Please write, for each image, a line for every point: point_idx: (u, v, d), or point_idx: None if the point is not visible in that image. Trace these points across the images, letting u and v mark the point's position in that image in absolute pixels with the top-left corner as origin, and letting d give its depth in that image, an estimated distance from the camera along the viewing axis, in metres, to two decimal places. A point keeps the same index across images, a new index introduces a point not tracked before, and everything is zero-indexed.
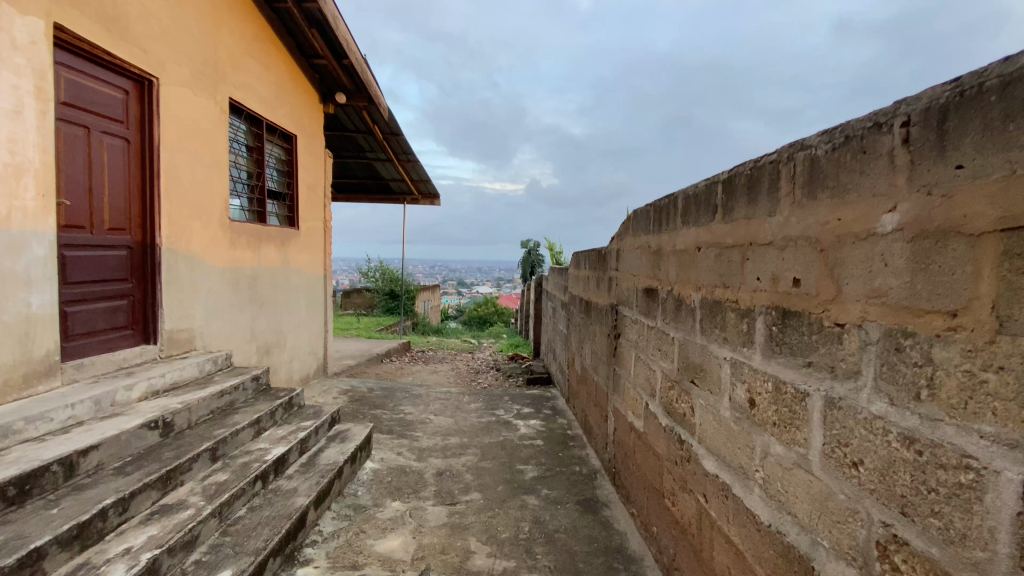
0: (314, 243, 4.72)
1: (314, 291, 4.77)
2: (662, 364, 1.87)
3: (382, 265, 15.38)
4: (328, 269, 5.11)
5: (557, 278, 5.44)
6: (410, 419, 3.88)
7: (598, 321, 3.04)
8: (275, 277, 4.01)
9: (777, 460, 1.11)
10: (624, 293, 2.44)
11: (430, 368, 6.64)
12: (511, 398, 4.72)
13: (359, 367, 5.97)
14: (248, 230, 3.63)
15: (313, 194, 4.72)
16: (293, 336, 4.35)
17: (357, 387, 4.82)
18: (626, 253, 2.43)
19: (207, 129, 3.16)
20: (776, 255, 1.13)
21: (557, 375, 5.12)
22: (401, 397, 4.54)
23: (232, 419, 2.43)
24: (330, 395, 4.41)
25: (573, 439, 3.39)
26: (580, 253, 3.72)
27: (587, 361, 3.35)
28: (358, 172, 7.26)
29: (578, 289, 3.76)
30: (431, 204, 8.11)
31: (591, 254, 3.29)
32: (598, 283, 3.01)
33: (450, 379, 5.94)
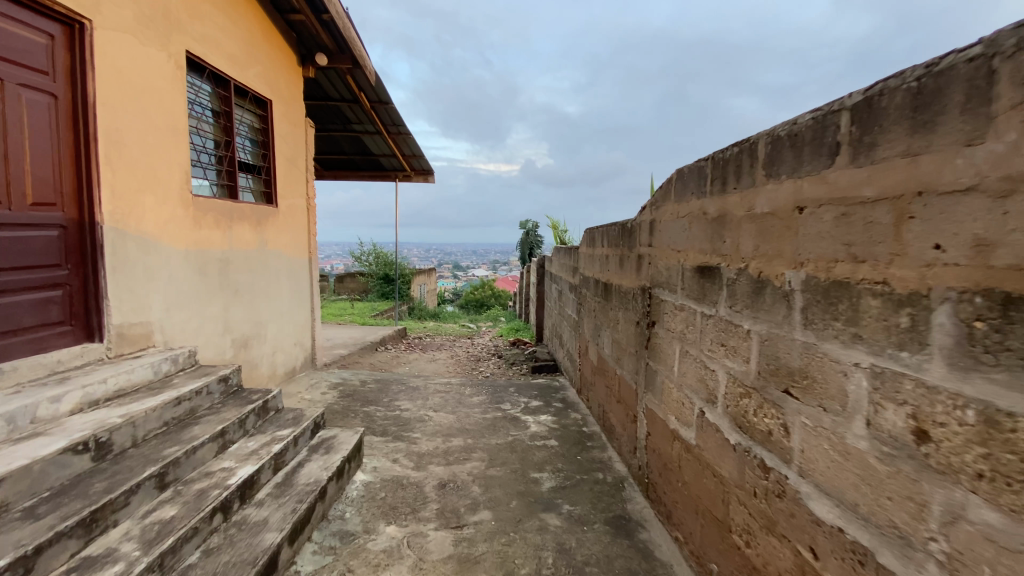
0: (296, 222, 4.26)
1: (298, 276, 4.32)
2: (728, 363, 1.45)
3: (374, 248, 14.83)
4: (313, 251, 4.64)
5: (564, 258, 4.97)
6: (407, 416, 3.46)
7: (622, 306, 2.60)
8: (251, 261, 3.56)
9: (989, 535, 0.73)
10: (661, 273, 2.00)
11: (428, 356, 6.20)
12: (517, 389, 4.30)
13: (351, 356, 5.53)
14: (217, 207, 3.17)
15: (294, 167, 4.24)
16: (275, 327, 3.91)
17: (347, 380, 4.39)
18: (664, 223, 1.98)
19: (158, 86, 2.67)
20: (988, 211, 0.72)
21: (566, 362, 4.70)
22: (397, 391, 4.11)
23: (189, 434, 2.01)
24: (318, 390, 3.98)
25: (591, 438, 2.98)
26: (596, 228, 3.26)
27: (608, 351, 2.92)
28: (344, 146, 6.73)
29: (594, 269, 3.31)
30: (424, 181, 7.60)
31: (612, 229, 2.83)
32: (623, 261, 2.57)
33: (450, 368, 5.51)
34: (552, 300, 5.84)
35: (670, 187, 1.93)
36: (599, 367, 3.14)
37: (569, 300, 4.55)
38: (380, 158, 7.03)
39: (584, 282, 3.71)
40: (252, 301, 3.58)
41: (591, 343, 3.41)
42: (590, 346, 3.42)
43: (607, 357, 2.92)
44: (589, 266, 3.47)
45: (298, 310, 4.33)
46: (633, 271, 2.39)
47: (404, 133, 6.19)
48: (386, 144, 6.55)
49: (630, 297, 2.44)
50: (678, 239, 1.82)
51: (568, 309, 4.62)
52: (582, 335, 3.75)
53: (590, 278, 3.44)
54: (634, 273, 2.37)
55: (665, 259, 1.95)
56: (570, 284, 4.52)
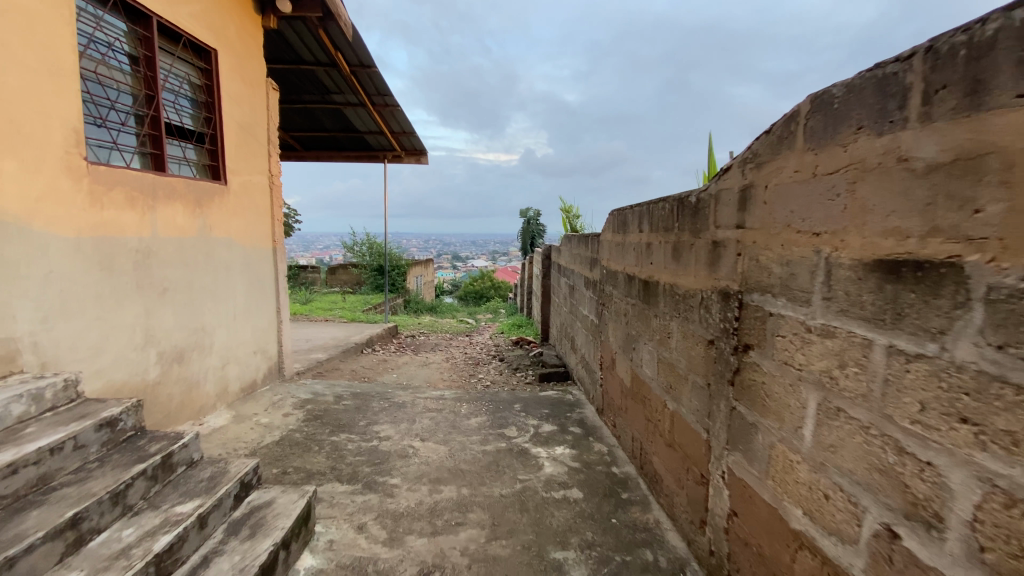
0: (254, 204, 3.48)
1: (257, 270, 3.53)
2: (993, 462, 0.73)
3: (367, 238, 14.01)
4: (279, 241, 3.85)
5: (577, 246, 4.20)
6: (386, 449, 2.70)
7: (674, 314, 1.85)
8: (187, 252, 2.78)
9: None
10: (767, 269, 1.25)
11: (420, 359, 5.44)
12: (522, 405, 3.54)
13: (329, 361, 4.76)
14: (131, 180, 2.40)
15: (250, 138, 3.47)
16: (223, 334, 3.13)
17: (319, 395, 3.63)
18: (774, 189, 1.23)
19: (30, 7, 1.92)
20: None
21: (579, 371, 3.94)
22: (378, 410, 3.36)
23: (18, 528, 1.26)
24: (279, 412, 3.22)
25: (626, 486, 2.24)
26: (630, 206, 2.49)
27: (648, 373, 2.17)
28: (323, 121, 5.92)
29: (623, 261, 2.54)
30: (416, 161, 6.80)
31: (658, 207, 2.07)
32: (679, 252, 1.81)
33: (444, 374, 4.75)
34: (561, 295, 5.07)
35: (789, 130, 1.18)
36: (634, 390, 2.39)
37: (584, 297, 3.78)
38: (365, 135, 6.23)
39: (606, 278, 2.94)
40: (189, 304, 2.81)
41: (619, 355, 2.65)
42: (619, 359, 2.66)
43: (649, 383, 2.16)
44: (616, 257, 2.70)
45: (257, 312, 3.54)
46: (701, 266, 1.63)
47: (391, 104, 5.39)
48: (371, 118, 5.75)
49: (692, 301, 1.69)
50: (817, 214, 1.07)
51: (583, 308, 3.85)
52: (605, 343, 2.99)
53: (618, 273, 2.67)
54: (703, 268, 1.62)
55: (780, 248, 1.20)
56: (585, 278, 3.76)
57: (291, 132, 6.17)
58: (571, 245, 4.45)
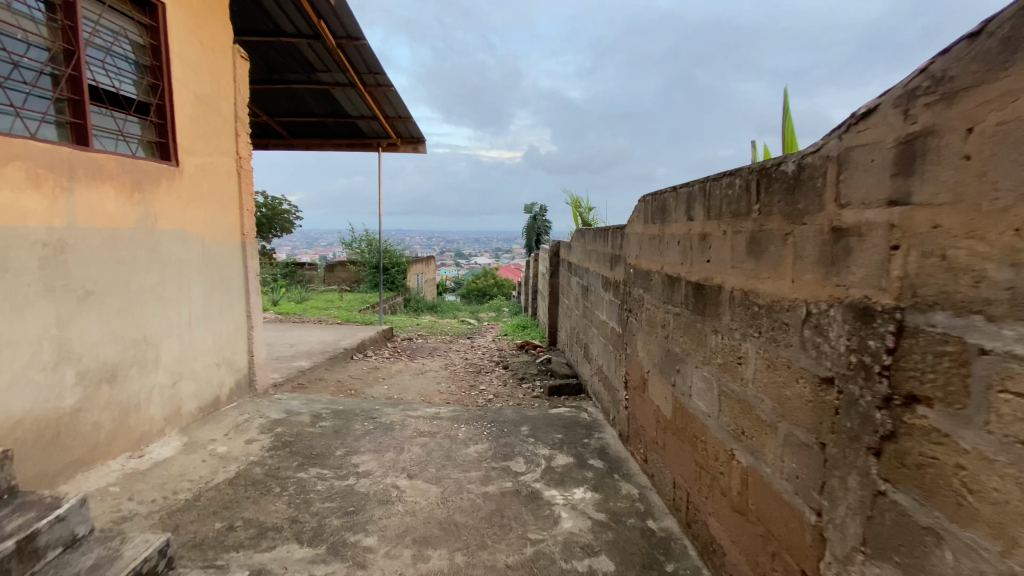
0: (215, 190, 2.96)
1: (220, 269, 3.01)
2: None
3: (366, 234, 13.50)
4: (250, 235, 3.32)
5: (592, 240, 3.66)
6: (364, 491, 2.17)
7: (752, 333, 1.33)
8: (120, 247, 2.26)
9: None
10: (977, 274, 0.74)
11: (416, 366, 4.91)
12: (530, 426, 3.01)
13: (313, 369, 4.22)
14: (35, 154, 1.89)
15: (212, 113, 2.94)
16: (173, 346, 2.60)
17: (293, 413, 3.11)
18: (998, 132, 0.70)
19: None
20: None
21: (596, 385, 3.41)
22: (360, 434, 2.84)
23: None
24: (242, 436, 2.70)
25: (670, 552, 1.71)
26: (670, 188, 1.97)
27: (701, 407, 1.65)
28: (310, 104, 5.38)
29: (661, 257, 2.02)
30: (414, 150, 6.26)
31: (717, 185, 1.54)
32: (761, 245, 1.29)
33: (442, 385, 4.23)
34: (573, 296, 4.52)
35: None
36: (678, 425, 1.86)
37: (602, 300, 3.25)
38: (357, 121, 5.69)
39: (634, 278, 2.41)
40: (123, 311, 2.28)
41: (653, 376, 2.13)
42: (653, 380, 2.14)
43: (702, 419, 1.64)
44: (650, 253, 2.17)
45: (221, 319, 3.01)
46: (808, 266, 1.11)
47: (384, 85, 4.86)
48: (363, 101, 5.21)
49: (789, 317, 1.17)
50: None
51: (600, 313, 3.32)
52: (632, 357, 2.46)
53: (652, 273, 2.13)
54: (812, 268, 1.10)
55: (1013, 235, 0.68)
56: (603, 277, 3.22)
57: (277, 117, 5.64)
58: (585, 240, 3.90)
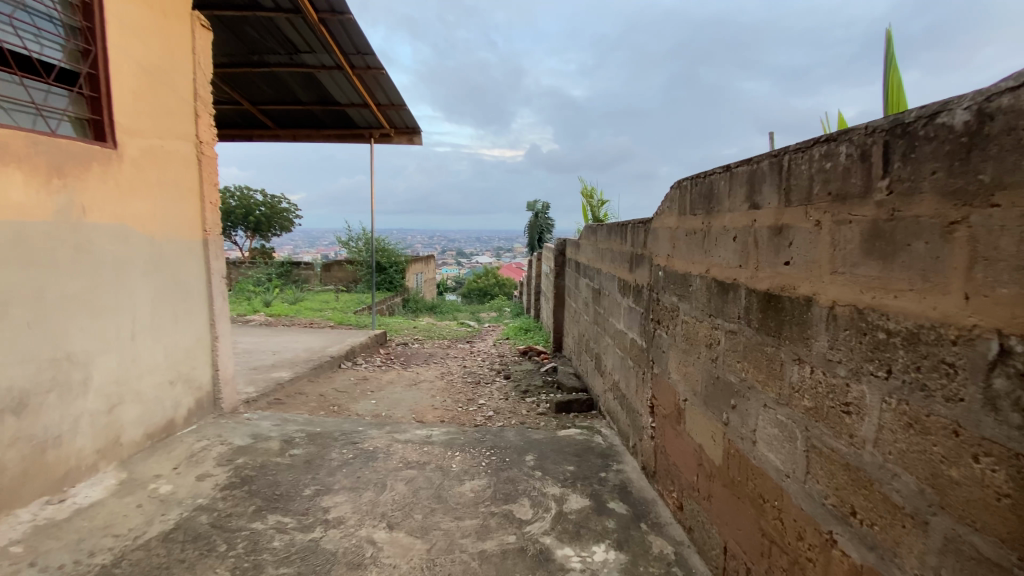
0: (167, 179, 2.53)
1: (174, 271, 2.57)
2: None
3: (364, 232, 13.06)
4: (216, 232, 2.89)
5: (606, 236, 3.21)
6: (331, 549, 1.74)
7: (873, 370, 0.91)
8: (30, 246, 1.84)
9: None
10: None
11: (410, 375, 4.47)
12: (536, 452, 2.58)
13: (293, 381, 3.78)
14: None
15: (163, 88, 2.52)
16: (108, 363, 2.18)
17: (260, 438, 2.67)
18: None
19: None
20: None
21: (612, 404, 2.97)
22: (336, 465, 2.40)
23: None
24: (194, 469, 2.27)
25: None
26: (718, 168, 1.55)
27: (773, 460, 1.22)
28: (296, 91, 4.95)
29: (706, 256, 1.59)
30: (409, 141, 5.81)
31: (802, 159, 1.12)
32: (894, 240, 0.86)
33: (437, 399, 3.79)
34: (583, 299, 4.08)
35: None
36: (732, 477, 1.43)
37: (619, 306, 2.81)
38: (347, 109, 5.25)
39: (664, 282, 1.98)
40: (34, 323, 1.86)
41: (694, 406, 1.70)
42: (692, 412, 1.72)
43: (774, 477, 1.21)
44: (689, 252, 1.73)
45: (176, 329, 2.58)
46: (1012, 271, 0.67)
47: (374, 67, 4.41)
48: (351, 86, 4.76)
49: (957, 354, 0.75)
50: None
51: (616, 320, 2.88)
52: (661, 379, 2.03)
53: (692, 277, 1.71)
54: (1014, 279, 0.67)
55: None
56: (620, 279, 2.78)
57: (261, 105, 5.21)
58: (598, 236, 3.45)
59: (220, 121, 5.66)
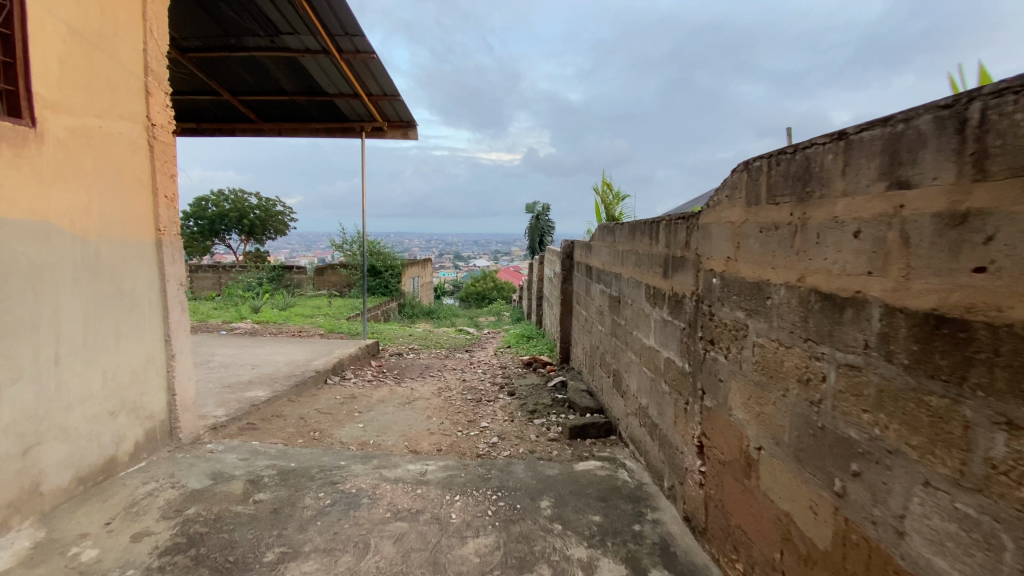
0: (107, 167, 2.09)
1: (116, 278, 2.13)
2: None
3: (358, 235, 12.60)
4: (173, 233, 2.46)
5: (627, 236, 2.77)
6: None
7: None
8: None
9: None
10: None
11: (402, 392, 4.01)
12: (552, 494, 2.15)
13: (270, 401, 3.32)
14: None
15: (103, 58, 2.09)
16: (24, 395, 1.74)
17: (221, 477, 2.22)
18: None
19: None
20: None
21: (638, 431, 2.54)
22: (309, 514, 1.95)
23: None
24: (131, 525, 1.82)
25: None
26: (816, 139, 1.14)
27: (950, 571, 0.82)
28: (278, 79, 4.50)
29: (798, 258, 1.18)
30: (404, 135, 5.37)
31: (1022, 105, 0.71)
32: None
33: (433, 421, 3.34)
34: (596, 308, 3.63)
35: None
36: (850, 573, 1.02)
37: (646, 317, 2.38)
38: (336, 100, 4.81)
39: (720, 292, 1.55)
40: None
41: (774, 459, 1.28)
42: (771, 466, 1.30)
43: None
44: (765, 255, 1.32)
45: (117, 348, 2.13)
46: None
47: (364, 50, 3.97)
48: (339, 73, 4.32)
49: None
50: None
51: (643, 334, 2.44)
52: (714, 414, 1.61)
53: (769, 288, 1.30)
54: None
55: None
56: (648, 285, 2.35)
57: (240, 95, 4.76)
58: (616, 236, 3.02)
59: (198, 114, 5.21)
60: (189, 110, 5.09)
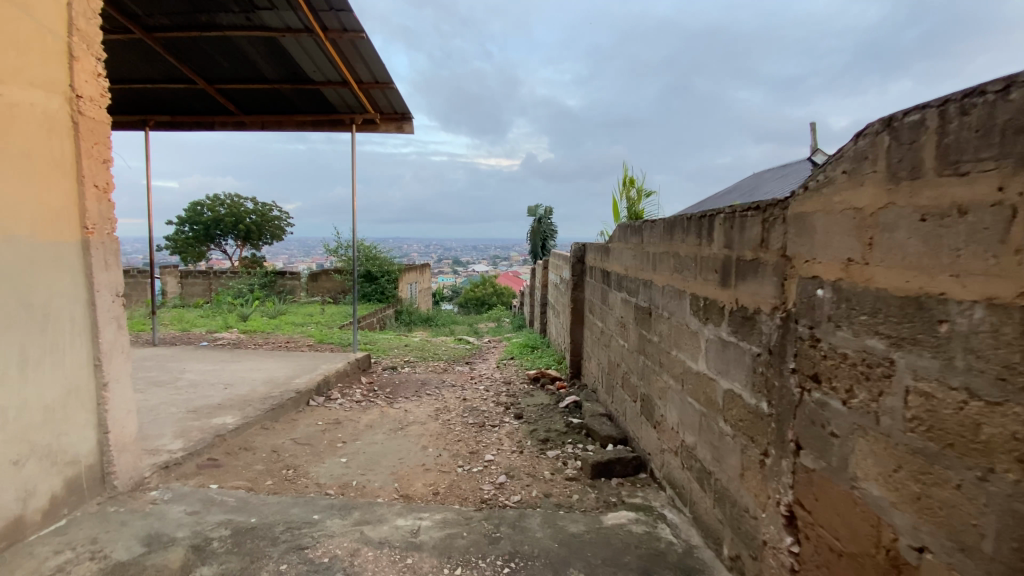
0: (8, 145, 1.64)
1: (22, 289, 1.66)
2: None
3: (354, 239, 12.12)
4: (108, 232, 1.99)
5: (660, 236, 2.31)
6: None
7: None
8: None
9: None
10: None
11: (395, 414, 3.53)
12: (581, 564, 1.67)
13: (239, 430, 2.84)
14: None
15: (7, 8, 1.63)
16: None
17: (158, 542, 1.74)
18: None
19: None
20: None
21: (680, 475, 2.07)
22: None
23: None
24: None
25: None
26: None
27: None
28: (258, 64, 4.06)
29: (1018, 259, 0.74)
30: (398, 129, 4.91)
31: None
32: None
33: (429, 452, 2.86)
34: (616, 320, 3.17)
35: None
36: None
37: (692, 335, 1.92)
38: (323, 89, 4.36)
39: (836, 310, 1.11)
40: None
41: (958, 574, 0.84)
42: None
43: None
44: (932, 255, 0.88)
45: (21, 379, 1.66)
46: None
47: (351, 29, 3.50)
48: (325, 56, 3.86)
49: None
50: None
51: (687, 355, 1.98)
52: (823, 481, 1.17)
53: (942, 306, 0.85)
54: None
55: None
56: (695, 296, 1.89)
57: (217, 84, 4.31)
58: (644, 237, 2.56)
59: (172, 106, 4.75)
60: (162, 101, 4.64)
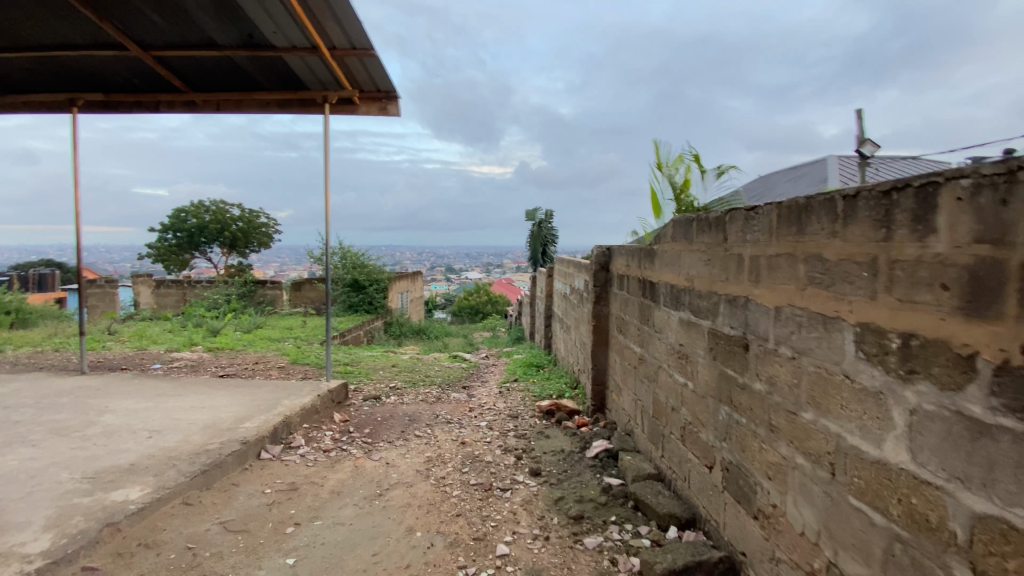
0: None
1: None
2: None
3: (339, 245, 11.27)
4: None
5: (769, 231, 1.51)
6: None
7: None
8: None
9: None
10: None
11: (372, 471, 2.67)
12: None
13: (143, 512, 1.97)
14: None
15: None
16: None
17: None
18: None
19: None
20: None
21: None
22: None
23: None
24: None
25: None
26: None
27: None
28: (203, 25, 3.24)
29: None
30: (381, 110, 4.09)
31: None
32: None
33: (415, 539, 2.00)
34: (668, 346, 2.36)
35: None
36: None
37: (866, 398, 1.14)
38: (286, 57, 3.54)
39: None
40: None
41: None
42: None
43: None
44: None
45: None
46: None
47: None
48: (285, 12, 3.04)
49: None
50: None
51: (846, 428, 1.21)
52: None
53: None
54: None
55: None
56: (877, 332, 1.11)
57: (154, 50, 3.49)
58: (730, 233, 1.75)
59: (104, 79, 3.92)
60: (90, 72, 3.81)
